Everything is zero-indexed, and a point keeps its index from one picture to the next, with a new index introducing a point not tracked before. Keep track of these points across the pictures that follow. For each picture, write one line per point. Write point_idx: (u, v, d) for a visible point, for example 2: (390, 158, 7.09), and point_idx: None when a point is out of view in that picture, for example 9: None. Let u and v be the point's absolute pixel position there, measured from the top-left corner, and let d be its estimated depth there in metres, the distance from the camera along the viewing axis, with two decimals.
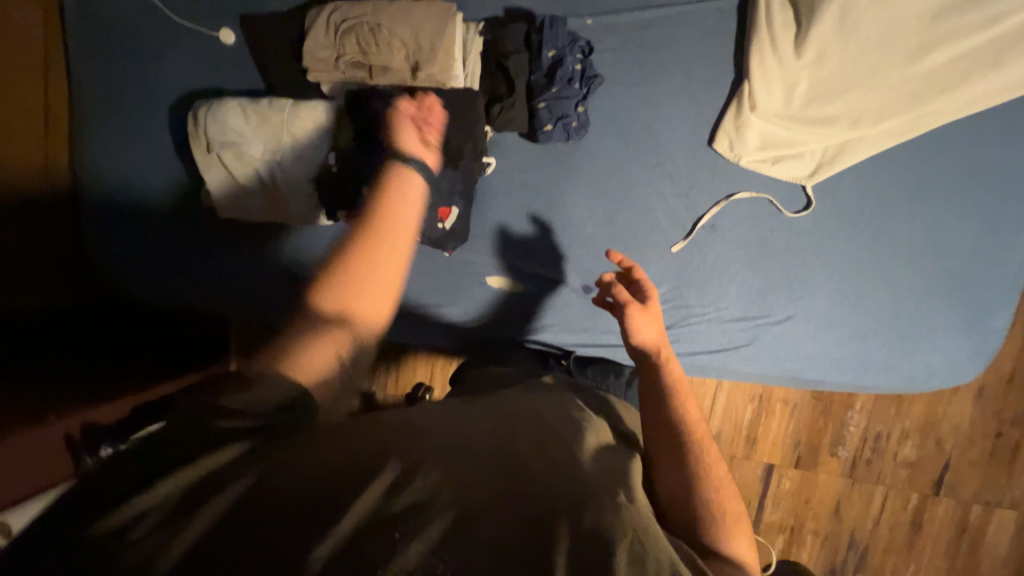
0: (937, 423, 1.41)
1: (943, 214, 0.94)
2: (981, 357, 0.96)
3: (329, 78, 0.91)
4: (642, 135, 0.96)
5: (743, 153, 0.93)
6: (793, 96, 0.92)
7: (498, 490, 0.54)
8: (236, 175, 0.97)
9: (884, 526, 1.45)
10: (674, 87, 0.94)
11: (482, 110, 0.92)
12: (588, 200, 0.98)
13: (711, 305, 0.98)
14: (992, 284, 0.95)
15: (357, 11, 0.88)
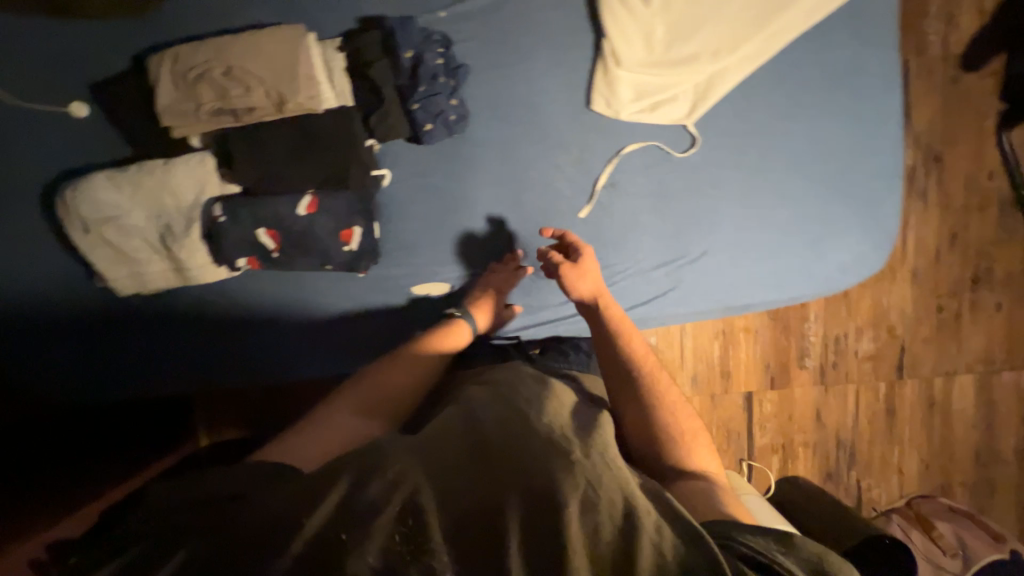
0: (884, 313, 1.49)
1: (815, 122, 0.99)
2: (884, 244, 1.03)
3: (194, 129, 0.88)
4: (530, 110, 0.96)
5: (621, 108, 0.96)
6: (656, 43, 0.94)
7: (475, 471, 0.65)
8: (123, 250, 0.91)
9: (863, 420, 1.54)
10: (543, 59, 0.95)
11: (360, 125, 0.90)
12: (490, 189, 0.99)
13: (631, 259, 1.01)
14: (873, 175, 1.02)
15: (202, 57, 0.86)
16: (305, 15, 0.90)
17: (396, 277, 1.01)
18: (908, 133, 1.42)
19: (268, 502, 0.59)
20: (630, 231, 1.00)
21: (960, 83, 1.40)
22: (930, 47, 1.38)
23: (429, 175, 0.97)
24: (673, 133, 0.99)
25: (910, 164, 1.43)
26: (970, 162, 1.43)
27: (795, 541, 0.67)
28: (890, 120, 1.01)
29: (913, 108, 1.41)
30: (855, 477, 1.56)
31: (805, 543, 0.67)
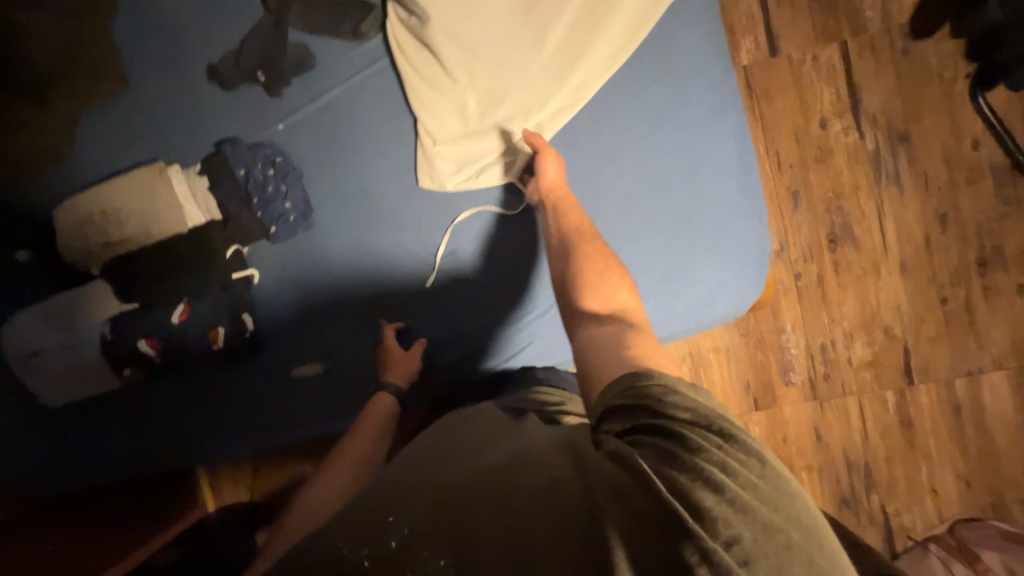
0: (876, 313, 1.33)
1: (661, 137, 0.77)
2: (753, 275, 0.76)
3: (92, 261, 0.79)
4: (365, 194, 0.82)
5: (445, 181, 0.82)
6: (466, 109, 0.81)
7: (416, 490, 0.53)
8: (50, 383, 0.80)
9: (874, 436, 1.36)
10: (356, 138, 0.81)
11: (219, 235, 0.80)
12: (323, 281, 0.82)
13: (482, 329, 0.85)
14: (722, 188, 0.77)
15: (87, 196, 0.78)
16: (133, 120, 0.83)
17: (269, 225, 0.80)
18: (862, 117, 1.29)
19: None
20: (473, 315, 0.84)
21: (910, 55, 1.28)
22: (868, 24, 1.28)
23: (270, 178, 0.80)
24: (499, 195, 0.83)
25: (872, 148, 1.30)
26: (944, 135, 1.29)
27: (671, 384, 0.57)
28: (732, 129, 0.78)
29: (863, 90, 1.29)
30: (878, 502, 1.36)
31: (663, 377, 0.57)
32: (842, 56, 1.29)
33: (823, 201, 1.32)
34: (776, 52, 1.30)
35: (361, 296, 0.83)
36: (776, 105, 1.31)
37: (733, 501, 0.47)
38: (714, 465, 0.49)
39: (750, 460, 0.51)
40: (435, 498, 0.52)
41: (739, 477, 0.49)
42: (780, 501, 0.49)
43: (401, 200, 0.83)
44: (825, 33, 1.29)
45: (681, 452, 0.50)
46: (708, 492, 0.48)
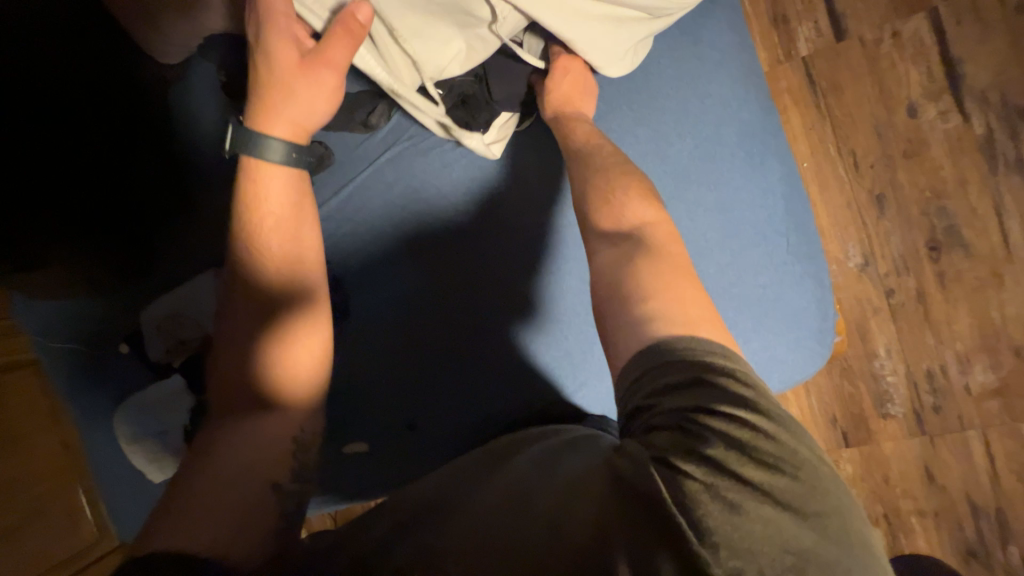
0: (1001, 331, 1.10)
1: (691, 185, 0.68)
2: (809, 352, 0.65)
3: (169, 357, 0.90)
4: (400, 262, 0.84)
5: None
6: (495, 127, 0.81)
7: (438, 520, 0.50)
8: (155, 458, 0.90)
9: (1008, 477, 1.13)
10: (385, 215, 0.84)
11: None
12: (357, 365, 0.84)
13: (513, 404, 0.82)
14: (766, 242, 0.66)
15: (158, 306, 0.90)
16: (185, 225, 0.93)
17: (351, 250, 0.84)
18: (966, 97, 1.07)
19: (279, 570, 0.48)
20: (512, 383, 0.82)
21: None
22: None
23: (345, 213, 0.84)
24: (544, 245, 0.83)
25: (982, 133, 1.07)
26: None
27: (710, 377, 0.48)
28: (774, 186, 0.68)
29: (965, 64, 1.06)
30: (1018, 556, 1.13)
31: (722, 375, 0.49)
32: (932, 26, 1.07)
33: (918, 202, 1.11)
34: (844, 36, 1.11)
35: (394, 379, 0.84)
36: (849, 97, 1.12)
37: (751, 517, 0.41)
38: (725, 477, 0.44)
39: (779, 469, 0.44)
40: (465, 526, 0.48)
41: (761, 487, 0.43)
42: (801, 520, 0.42)
43: (431, 279, 0.84)
44: (906, 2, 1.08)
45: (700, 449, 0.45)
46: (721, 501, 0.42)
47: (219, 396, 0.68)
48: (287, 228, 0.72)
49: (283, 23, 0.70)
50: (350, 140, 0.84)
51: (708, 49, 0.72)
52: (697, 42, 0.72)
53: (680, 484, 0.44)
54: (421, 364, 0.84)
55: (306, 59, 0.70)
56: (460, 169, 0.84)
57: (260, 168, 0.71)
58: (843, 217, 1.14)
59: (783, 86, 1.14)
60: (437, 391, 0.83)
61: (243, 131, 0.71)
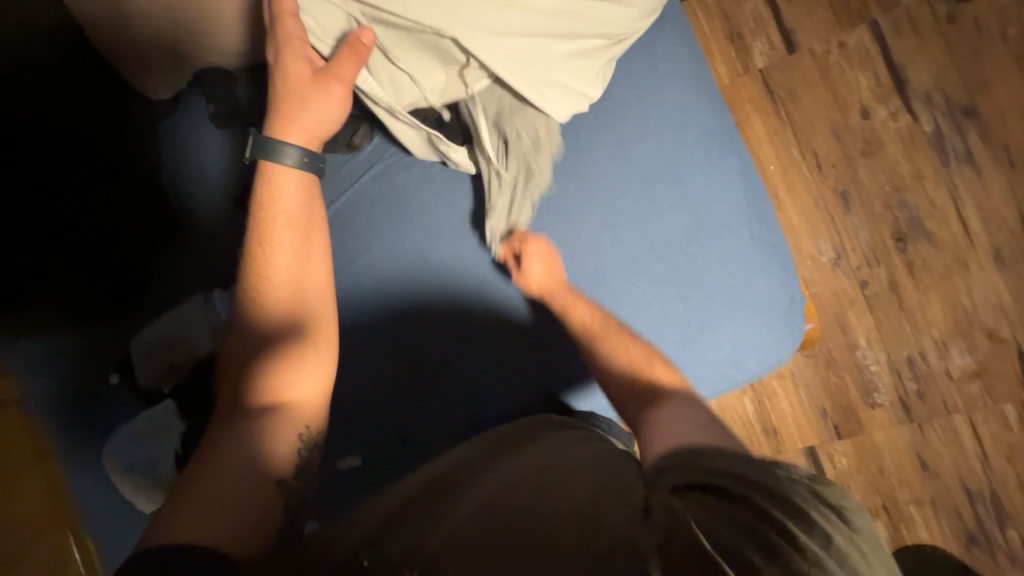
0: (972, 315, 1.14)
1: (657, 184, 0.72)
2: (781, 334, 0.67)
3: (161, 383, 0.90)
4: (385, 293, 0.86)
5: None
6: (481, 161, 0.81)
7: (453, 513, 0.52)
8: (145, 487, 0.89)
9: (999, 459, 1.14)
10: (371, 229, 0.86)
11: None
12: (349, 378, 0.85)
13: (505, 407, 0.83)
14: (732, 232, 0.70)
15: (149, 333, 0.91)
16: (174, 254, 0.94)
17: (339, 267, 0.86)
18: (912, 97, 1.14)
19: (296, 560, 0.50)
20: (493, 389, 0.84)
21: (960, 20, 1.12)
22: None
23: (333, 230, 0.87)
24: None
25: (931, 130, 1.14)
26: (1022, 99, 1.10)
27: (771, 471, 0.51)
28: (734, 179, 0.72)
29: (908, 68, 1.14)
30: (1017, 539, 1.14)
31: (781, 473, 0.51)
32: (873, 36, 1.16)
33: (881, 197, 1.17)
34: (795, 48, 1.20)
35: (385, 390, 0.84)
36: (806, 103, 1.20)
37: None
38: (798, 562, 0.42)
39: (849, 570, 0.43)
40: (473, 516, 0.50)
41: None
42: None
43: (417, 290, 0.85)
44: (848, 15, 1.17)
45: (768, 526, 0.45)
46: None
47: (230, 401, 0.71)
48: (297, 233, 0.77)
49: (298, 41, 0.74)
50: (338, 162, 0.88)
51: (664, 62, 0.77)
52: (654, 54, 0.77)
53: (748, 555, 0.43)
54: (411, 373, 0.84)
55: (317, 74, 0.73)
56: (440, 181, 0.86)
57: (271, 170, 0.77)
58: (812, 214, 1.20)
59: (744, 96, 1.22)
60: (428, 399, 0.84)
61: (263, 137, 0.77)
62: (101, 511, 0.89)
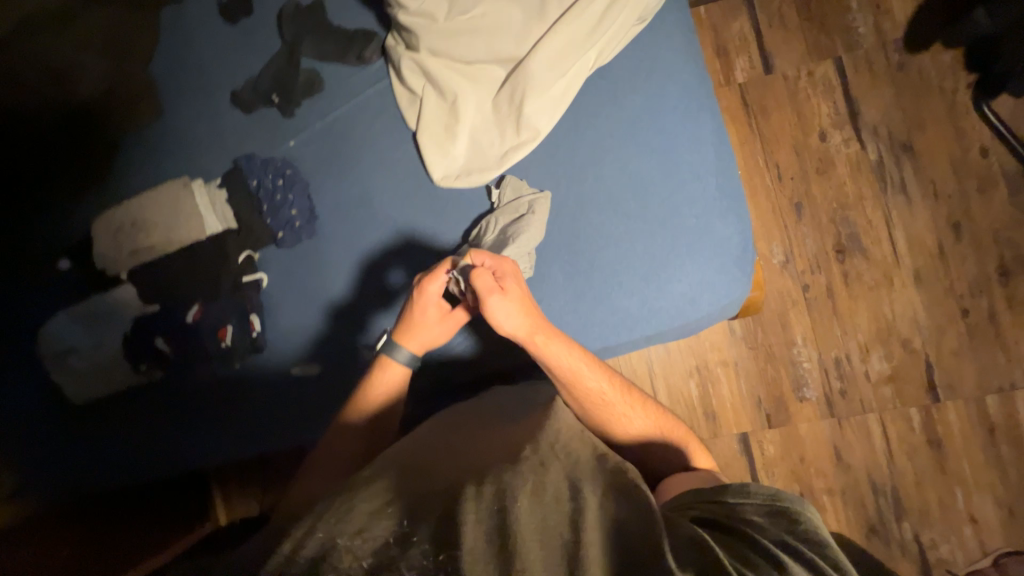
0: (892, 325, 1.29)
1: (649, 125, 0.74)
2: (736, 276, 0.73)
3: (119, 266, 0.86)
4: (349, 260, 0.82)
5: (450, 137, 0.78)
6: (499, 131, 0.77)
7: (444, 491, 0.54)
8: (85, 370, 0.85)
9: (901, 457, 1.27)
10: (363, 138, 0.83)
11: (233, 245, 0.84)
12: (321, 283, 0.83)
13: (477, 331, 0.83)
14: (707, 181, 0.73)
15: (114, 213, 0.85)
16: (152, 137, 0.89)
17: (324, 172, 0.83)
18: (862, 128, 1.30)
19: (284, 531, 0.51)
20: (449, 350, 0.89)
21: (907, 68, 1.29)
22: (860, 40, 1.31)
23: (322, 134, 0.84)
24: None
25: (875, 159, 1.30)
26: (949, 144, 1.27)
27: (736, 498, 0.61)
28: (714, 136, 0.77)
29: (861, 103, 1.31)
30: (910, 531, 1.26)
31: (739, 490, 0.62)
32: (837, 71, 1.32)
33: (828, 211, 1.31)
34: (771, 70, 1.34)
35: (356, 301, 0.81)
36: (775, 119, 1.33)
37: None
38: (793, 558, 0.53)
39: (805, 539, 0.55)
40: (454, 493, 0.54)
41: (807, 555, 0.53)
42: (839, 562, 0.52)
43: (402, 204, 0.81)
44: (818, 49, 1.32)
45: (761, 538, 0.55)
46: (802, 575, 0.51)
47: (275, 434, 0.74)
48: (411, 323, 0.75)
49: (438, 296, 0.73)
50: (337, 64, 0.84)
51: (672, 6, 0.77)
52: None
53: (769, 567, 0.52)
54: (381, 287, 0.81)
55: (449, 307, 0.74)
56: None
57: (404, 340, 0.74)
58: (768, 218, 1.32)
59: (723, 104, 1.34)
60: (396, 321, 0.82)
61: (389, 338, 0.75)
62: (42, 387, 0.88)
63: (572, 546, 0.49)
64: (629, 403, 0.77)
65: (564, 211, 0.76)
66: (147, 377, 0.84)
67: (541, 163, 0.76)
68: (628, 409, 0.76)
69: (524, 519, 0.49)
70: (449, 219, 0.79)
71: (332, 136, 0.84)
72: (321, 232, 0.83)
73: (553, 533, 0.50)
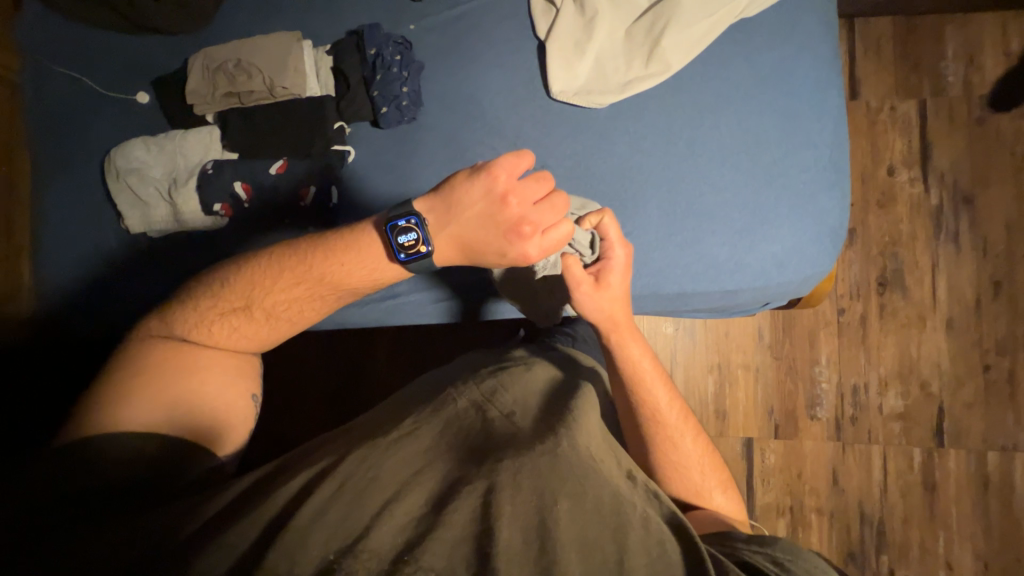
0: (914, 366, 1.31)
1: (775, 86, 0.75)
2: (825, 251, 0.74)
3: (208, 106, 0.84)
4: (443, 152, 0.82)
5: (578, 54, 0.78)
6: (631, 61, 0.77)
7: (468, 479, 0.53)
8: (150, 201, 0.84)
9: (894, 493, 1.30)
10: (487, 37, 0.82)
11: (332, 111, 0.83)
12: (413, 169, 0.82)
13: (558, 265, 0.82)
14: (819, 153, 0.74)
15: (219, 53, 0.83)
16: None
17: (442, 62, 0.83)
18: (931, 172, 1.33)
19: (292, 496, 0.51)
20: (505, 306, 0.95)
21: (985, 126, 1.32)
22: (948, 88, 1.34)
23: (449, 25, 0.83)
24: None
25: (935, 204, 1.33)
26: (1008, 206, 1.31)
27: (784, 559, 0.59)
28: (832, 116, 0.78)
29: (935, 148, 1.34)
30: (886, 565, 1.29)
31: (786, 547, 0.60)
32: (919, 111, 1.34)
33: (879, 243, 1.34)
34: (856, 97, 1.36)
35: None
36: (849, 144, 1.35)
37: None
38: None
39: None
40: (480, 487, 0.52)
41: None
42: None
43: (512, 108, 0.81)
44: (906, 86, 1.35)
45: None
46: None
47: (223, 327, 0.69)
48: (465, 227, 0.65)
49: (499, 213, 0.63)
50: None
51: None
52: None
53: None
54: None
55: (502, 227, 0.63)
56: None
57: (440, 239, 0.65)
58: None
59: None
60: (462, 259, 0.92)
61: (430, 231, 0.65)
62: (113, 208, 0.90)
63: (613, 564, 0.51)
64: (683, 430, 0.75)
65: (674, 151, 0.76)
66: (210, 220, 0.83)
67: (662, 99, 0.76)
68: (685, 439, 0.74)
69: (563, 529, 0.51)
70: (556, 134, 0.79)
71: (457, 26, 0.83)
72: (426, 123, 0.83)
73: (592, 550, 0.51)
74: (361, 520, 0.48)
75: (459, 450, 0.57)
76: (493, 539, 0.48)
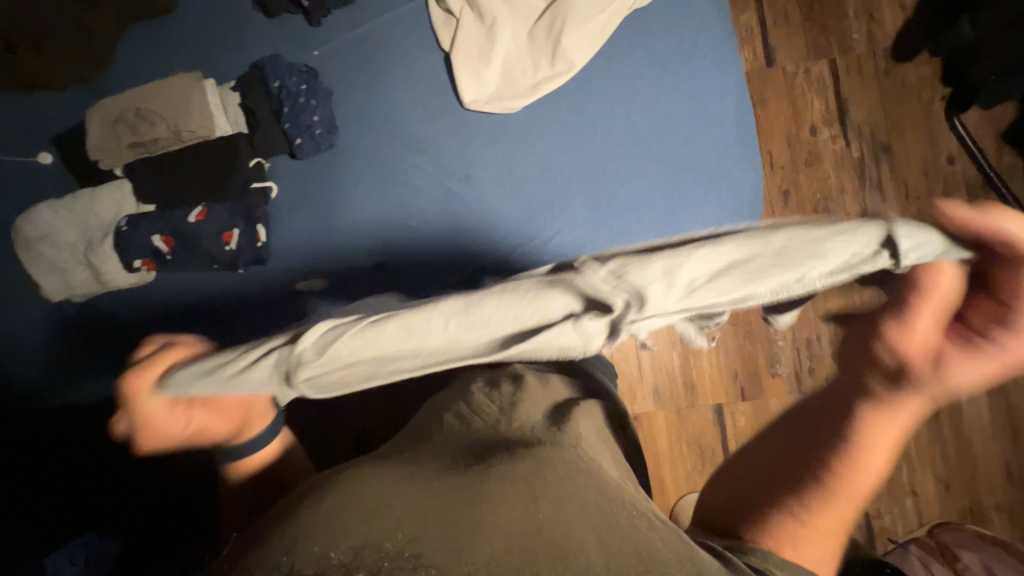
0: None
1: (677, 70, 0.77)
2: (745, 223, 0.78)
3: (116, 161, 0.80)
4: (367, 174, 0.81)
5: (484, 62, 0.78)
6: (538, 64, 0.78)
7: (454, 487, 0.48)
8: (69, 266, 0.81)
9: None
10: (394, 54, 0.81)
11: (247, 148, 0.81)
12: (339, 196, 0.81)
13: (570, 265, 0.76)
14: (728, 130, 0.78)
15: (118, 104, 0.80)
16: (172, 37, 0.86)
17: (352, 83, 0.82)
18: (849, 127, 1.40)
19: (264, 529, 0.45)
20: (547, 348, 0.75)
21: (891, 77, 1.40)
22: (854, 45, 1.40)
23: (353, 47, 0.82)
24: None
25: (857, 156, 1.40)
26: (922, 150, 1.39)
27: None
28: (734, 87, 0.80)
29: (850, 104, 1.40)
30: None
31: None
32: (831, 71, 1.40)
33: (812, 201, 1.39)
34: (772, 63, 1.41)
35: (374, 218, 0.81)
36: (773, 109, 1.40)
37: None
38: None
39: None
40: (461, 498, 0.46)
41: None
42: None
43: (429, 121, 0.80)
44: (817, 48, 1.41)
45: None
46: None
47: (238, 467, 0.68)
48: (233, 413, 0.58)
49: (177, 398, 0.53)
50: None
51: None
52: None
53: None
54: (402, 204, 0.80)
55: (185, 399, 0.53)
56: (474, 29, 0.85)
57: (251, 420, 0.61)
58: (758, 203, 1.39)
59: None
60: None
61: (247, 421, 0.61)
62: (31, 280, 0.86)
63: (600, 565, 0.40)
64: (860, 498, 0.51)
65: (592, 146, 0.78)
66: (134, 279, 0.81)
67: (572, 96, 0.78)
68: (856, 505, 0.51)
69: (549, 530, 0.43)
70: (476, 142, 0.79)
71: (362, 47, 0.82)
72: (345, 146, 0.82)
73: (577, 559, 0.41)
74: (330, 534, 0.41)
75: (448, 465, 0.52)
76: (465, 547, 0.40)
